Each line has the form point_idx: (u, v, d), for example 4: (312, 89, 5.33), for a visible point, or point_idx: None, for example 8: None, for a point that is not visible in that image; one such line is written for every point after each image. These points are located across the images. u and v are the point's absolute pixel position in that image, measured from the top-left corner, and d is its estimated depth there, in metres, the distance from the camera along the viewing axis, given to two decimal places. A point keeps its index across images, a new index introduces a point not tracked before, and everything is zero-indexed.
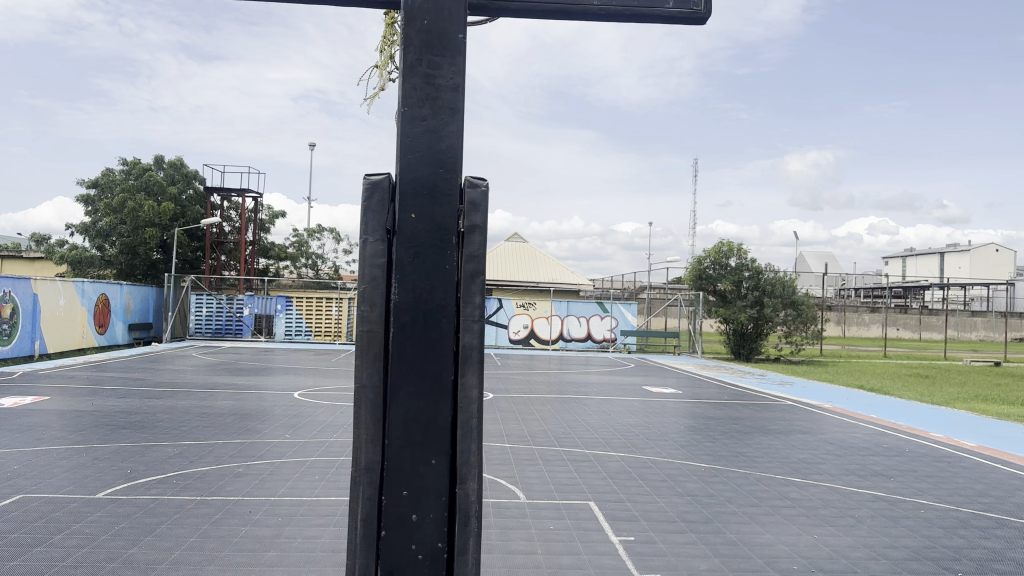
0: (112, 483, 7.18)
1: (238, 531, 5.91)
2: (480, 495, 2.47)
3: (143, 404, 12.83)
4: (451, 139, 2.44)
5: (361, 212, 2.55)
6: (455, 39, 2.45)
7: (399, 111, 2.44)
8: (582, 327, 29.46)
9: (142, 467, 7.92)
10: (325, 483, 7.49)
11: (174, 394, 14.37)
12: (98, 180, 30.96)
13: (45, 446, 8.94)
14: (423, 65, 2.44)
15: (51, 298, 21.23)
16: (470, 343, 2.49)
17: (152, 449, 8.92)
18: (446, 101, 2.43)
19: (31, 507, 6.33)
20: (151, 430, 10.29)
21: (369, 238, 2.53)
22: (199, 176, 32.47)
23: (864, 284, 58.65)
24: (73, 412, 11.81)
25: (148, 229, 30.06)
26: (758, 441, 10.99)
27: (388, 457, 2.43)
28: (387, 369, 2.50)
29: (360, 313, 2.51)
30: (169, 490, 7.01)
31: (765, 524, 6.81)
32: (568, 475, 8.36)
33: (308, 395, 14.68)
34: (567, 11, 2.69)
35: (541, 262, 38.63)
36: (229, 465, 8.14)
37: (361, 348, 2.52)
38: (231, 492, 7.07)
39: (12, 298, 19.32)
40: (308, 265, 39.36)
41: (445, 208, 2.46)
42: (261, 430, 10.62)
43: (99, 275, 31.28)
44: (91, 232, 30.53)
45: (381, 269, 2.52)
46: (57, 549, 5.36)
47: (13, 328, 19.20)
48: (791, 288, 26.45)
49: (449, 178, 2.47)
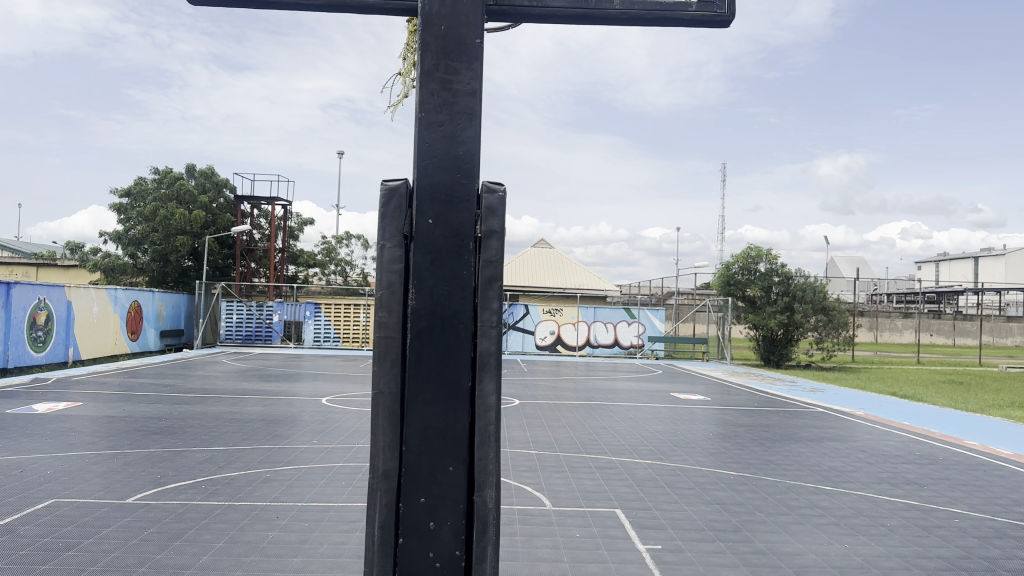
0: (143, 489, 7.27)
1: (265, 536, 5.96)
2: (499, 503, 2.44)
3: (174, 410, 13.00)
4: (469, 144, 2.43)
5: (378, 218, 2.54)
6: (472, 44, 2.45)
7: (417, 116, 2.44)
8: (609, 333, 29.37)
9: (172, 472, 8.02)
10: (351, 489, 7.52)
11: (204, 400, 14.54)
12: (131, 189, 31.63)
13: (78, 451, 9.09)
14: (440, 70, 2.45)
15: (86, 305, 21.64)
16: (487, 349, 2.47)
17: (181, 454, 9.01)
18: (463, 105, 2.43)
19: (62, 512, 6.43)
20: (181, 435, 10.42)
21: (386, 244, 2.52)
22: (229, 184, 33.00)
23: (898, 290, 57.76)
24: (105, 417, 11.99)
25: (179, 237, 30.52)
26: (788, 448, 10.86)
27: (406, 463, 2.43)
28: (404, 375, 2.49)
29: (378, 319, 2.50)
30: (197, 495, 7.09)
31: (795, 533, 6.70)
32: (594, 482, 8.31)
33: (335, 401, 14.80)
34: (588, 16, 2.68)
35: (570, 268, 38.52)
36: (257, 471, 8.22)
37: (378, 354, 2.52)
38: (259, 497, 7.13)
39: (47, 305, 19.74)
40: (337, 272, 39.74)
41: (463, 213, 2.46)
42: (288, 435, 10.69)
43: (131, 282, 31.85)
44: (124, 240, 31.33)
45: (398, 275, 2.51)
46: (88, 553, 5.45)
47: (47, 335, 19.65)
48: (822, 293, 26.13)
49: (466, 183, 2.46)
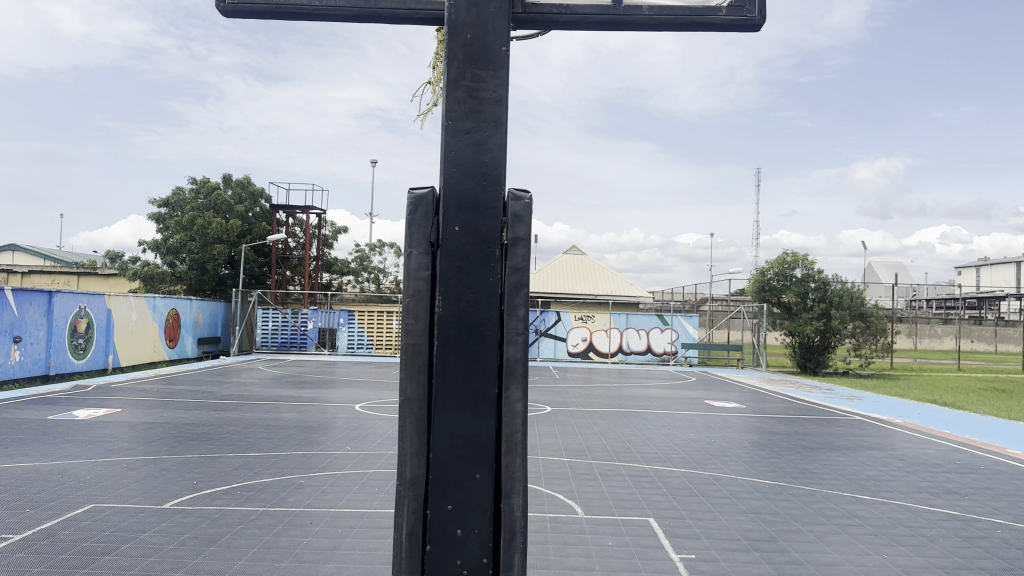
0: (180, 494, 7.39)
1: (298, 541, 6.02)
2: (526, 510, 2.43)
3: (211, 416, 13.18)
4: (495, 152, 2.44)
5: (405, 225, 2.56)
6: (498, 51, 2.46)
7: (443, 124, 2.46)
8: (642, 340, 29.19)
9: (209, 478, 8.13)
10: (384, 495, 7.56)
11: (240, 406, 14.74)
12: (169, 199, 32.21)
13: (117, 457, 9.27)
14: (466, 78, 2.46)
15: (125, 313, 22.09)
16: (514, 356, 2.46)
17: (217, 461, 9.12)
18: (490, 113, 2.44)
19: (102, 517, 6.56)
20: (217, 442, 10.57)
21: (413, 251, 2.54)
22: (265, 194, 33.48)
23: (937, 296, 56.57)
24: (144, 424, 12.21)
25: (216, 246, 31.03)
26: (825, 457, 10.66)
27: (434, 469, 2.44)
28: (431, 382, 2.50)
29: (405, 326, 2.52)
30: (233, 501, 7.18)
31: (831, 544, 6.57)
32: (627, 490, 8.25)
33: (368, 407, 14.90)
34: (616, 22, 2.68)
35: (601, 275, 38.33)
36: (291, 477, 8.29)
37: (406, 361, 2.54)
38: (293, 503, 7.20)
39: (87, 314, 20.19)
40: (370, 279, 40.07)
41: (489, 220, 2.46)
42: (322, 442, 10.77)
43: (169, 290, 32.44)
44: (162, 249, 31.84)
45: (425, 282, 2.53)
46: (125, 558, 5.54)
47: (87, 343, 20.09)
48: (859, 299, 25.69)
49: (493, 190, 2.46)
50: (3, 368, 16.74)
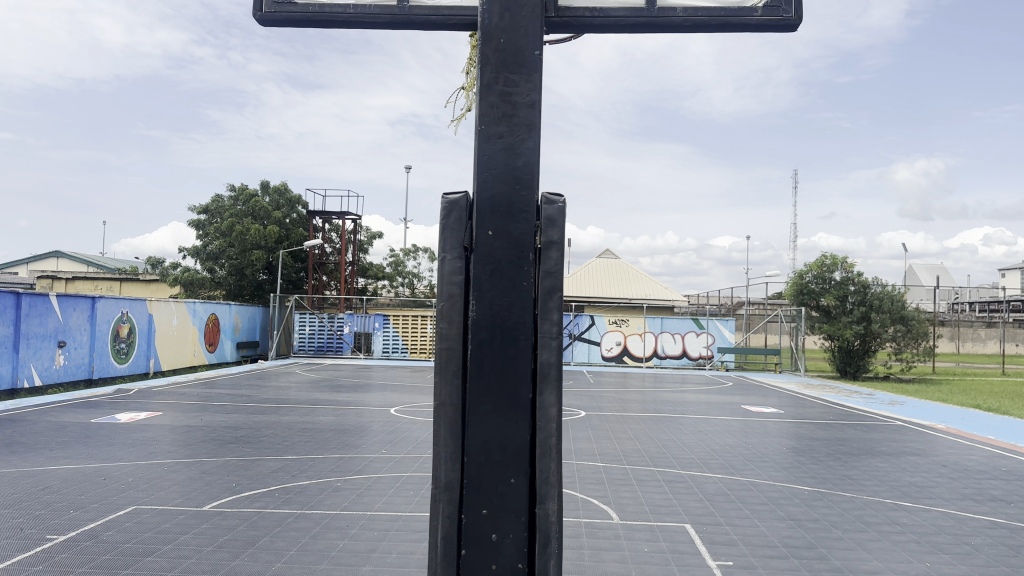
0: (219, 496, 7.50)
1: (335, 544, 6.07)
2: (561, 516, 2.42)
3: (249, 419, 13.39)
4: (528, 155, 2.45)
5: (439, 230, 2.57)
6: (531, 56, 2.46)
7: (477, 129, 2.46)
8: (677, 344, 28.96)
9: (247, 481, 8.25)
10: (419, 498, 7.60)
11: (278, 409, 14.94)
12: (209, 206, 32.81)
13: (158, 459, 9.45)
14: (499, 83, 2.46)
15: (166, 318, 22.54)
16: (548, 361, 2.46)
17: (256, 463, 9.25)
18: (523, 118, 2.44)
19: (143, 518, 6.69)
20: (256, 445, 10.73)
21: (447, 256, 2.55)
22: (301, 200, 33.93)
23: (981, 299, 55.19)
24: (184, 427, 12.44)
25: (254, 252, 31.53)
26: (865, 463, 10.46)
27: (469, 473, 2.44)
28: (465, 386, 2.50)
29: (439, 331, 2.53)
30: (271, 503, 7.28)
31: (872, 551, 6.44)
32: (663, 496, 8.17)
33: (403, 411, 15.00)
34: (650, 24, 2.66)
35: (636, 278, 38.12)
36: (328, 480, 8.38)
37: (441, 365, 2.54)
38: (329, 506, 7.27)
39: (129, 319, 20.64)
40: (404, 284, 40.36)
41: (522, 224, 2.46)
42: (358, 445, 10.87)
43: (209, 296, 33.03)
44: (202, 255, 32.45)
45: (459, 287, 2.53)
46: (166, 559, 5.64)
47: (129, 347, 20.54)
48: (900, 302, 25.20)
49: (526, 194, 2.46)
50: (48, 372, 17.19)
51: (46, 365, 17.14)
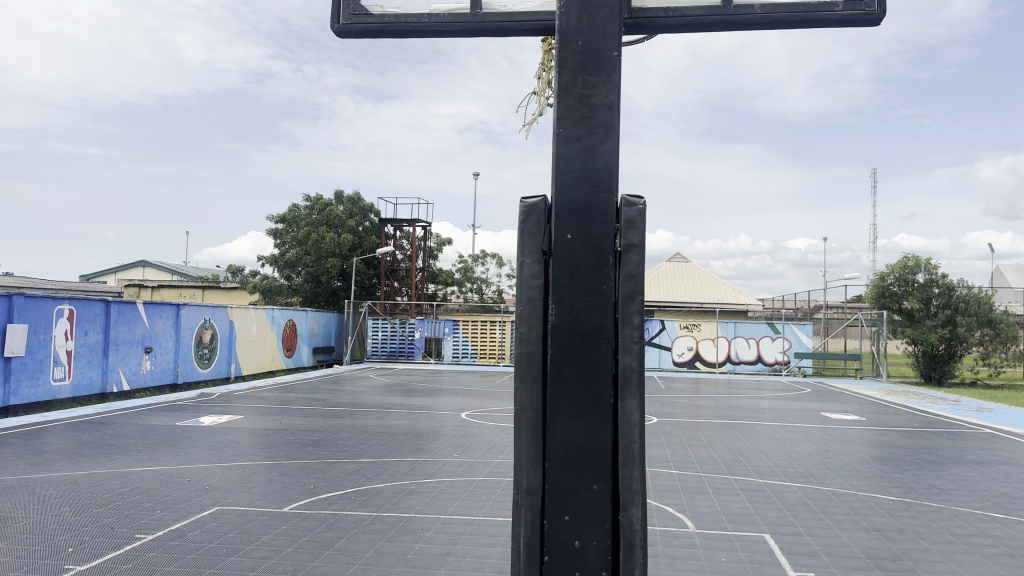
0: (298, 498, 7.71)
1: (410, 547, 6.14)
2: (645, 524, 2.39)
3: (325, 423, 13.71)
4: (608, 157, 2.42)
5: (518, 234, 2.57)
6: (609, 56, 2.44)
7: (555, 132, 2.46)
8: (751, 349, 28.25)
9: (324, 483, 8.44)
10: (491, 503, 7.62)
11: (353, 414, 15.25)
12: (286, 215, 33.84)
13: (240, 461, 9.77)
14: (577, 85, 2.45)
15: (247, 324, 23.33)
16: (629, 366, 2.43)
17: (332, 466, 9.46)
18: (601, 119, 2.42)
19: (227, 519, 6.91)
20: (332, 447, 10.98)
21: (526, 260, 2.55)
22: (374, 208, 34.63)
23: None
24: (264, 430, 12.83)
25: (329, 259, 32.33)
26: (954, 472, 9.97)
27: (550, 478, 2.43)
28: (546, 392, 2.49)
29: (518, 335, 2.53)
30: (348, 505, 7.43)
31: (964, 565, 6.13)
32: (740, 505, 7.98)
33: (474, 416, 15.10)
34: (724, 22, 2.61)
35: (709, 283, 37.40)
36: (402, 483, 8.49)
37: (520, 369, 2.54)
38: (404, 509, 7.37)
39: (212, 325, 21.44)
40: (473, 289, 40.71)
41: (602, 227, 2.44)
42: (430, 449, 10.98)
43: (286, 302, 34.04)
44: (280, 263, 33.48)
45: (538, 290, 2.52)
46: (247, 559, 5.81)
47: (212, 352, 21.35)
48: (988, 305, 24.03)
49: (604, 197, 2.44)
50: (136, 377, 18.01)
51: (134, 370, 17.96)
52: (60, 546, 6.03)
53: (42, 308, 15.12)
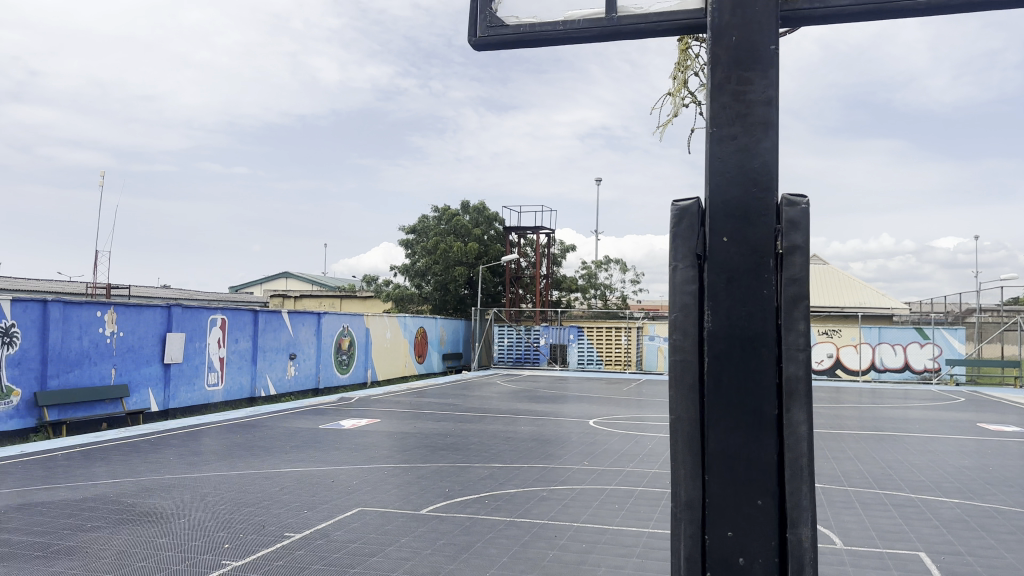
0: (434, 501, 7.91)
1: (545, 554, 6.16)
2: (816, 542, 2.29)
3: (456, 428, 14.02)
4: (766, 155, 2.33)
5: (670, 239, 2.53)
6: (765, 50, 2.36)
7: (708, 132, 2.40)
8: (898, 356, 26.57)
9: (458, 487, 8.62)
10: (624, 512, 7.52)
11: (483, 419, 15.50)
12: (416, 226, 34.97)
13: (378, 464, 10.14)
14: (731, 82, 2.38)
15: (381, 331, 24.25)
16: (794, 374, 2.33)
17: (465, 471, 9.64)
18: (758, 116, 2.34)
19: (369, 519, 7.19)
20: (464, 452, 11.20)
21: (679, 266, 2.51)
22: (499, 217, 35.17)
23: None
24: (399, 434, 13.26)
25: (457, 268, 33.12)
26: None
27: (711, 493, 2.37)
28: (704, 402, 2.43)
29: (673, 343, 2.48)
30: (482, 510, 7.55)
31: None
32: (891, 522, 7.48)
33: (602, 423, 14.98)
34: (878, 9, 2.45)
35: (848, 288, 35.43)
36: (534, 489, 8.54)
37: (675, 379, 2.49)
38: (537, 515, 7.41)
39: (349, 332, 22.42)
40: (598, 296, 40.49)
41: (761, 229, 2.36)
42: (560, 456, 10.99)
43: (417, 310, 35.15)
44: (410, 273, 34.64)
45: (692, 296, 2.47)
46: (388, 560, 6.02)
47: (350, 358, 22.34)
48: None
49: (763, 196, 2.35)
50: (282, 382, 19.11)
51: (280, 376, 19.07)
52: (219, 542, 6.48)
53: (198, 318, 16.35)
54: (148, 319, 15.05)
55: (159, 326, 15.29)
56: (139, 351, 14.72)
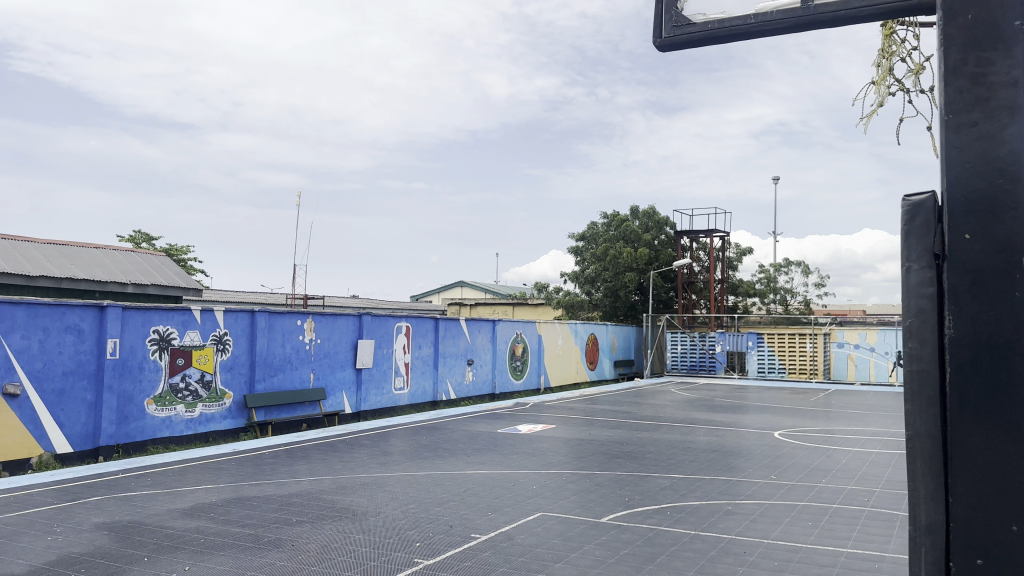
0: (615, 509, 7.86)
1: (734, 570, 5.91)
2: None
3: (631, 436, 13.86)
4: (1015, 143, 1.97)
5: (900, 237, 2.19)
6: (1010, 28, 2.02)
7: (942, 121, 2.07)
8: None
9: (639, 496, 8.51)
10: (818, 530, 7.07)
11: (658, 427, 15.20)
12: (585, 233, 35.06)
13: (556, 469, 10.23)
14: (969, 65, 2.05)
15: (553, 338, 24.51)
16: None
17: (644, 480, 9.50)
18: (1002, 101, 2.00)
19: (551, 525, 7.27)
20: (641, 460, 11.05)
21: (912, 266, 2.15)
22: (670, 221, 34.47)
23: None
24: (574, 440, 13.31)
25: (627, 274, 32.83)
26: None
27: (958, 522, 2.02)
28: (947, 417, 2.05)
29: (907, 351, 2.12)
30: (664, 521, 7.40)
31: None
32: None
33: (786, 434, 14.21)
34: None
35: None
36: (718, 502, 8.24)
37: (911, 391, 2.13)
38: (723, 529, 7.14)
39: (523, 339, 22.85)
40: (776, 300, 38.58)
41: (1013, 223, 1.97)
42: (742, 468, 10.54)
43: (588, 317, 35.23)
44: (580, 279, 34.79)
45: (931, 300, 2.10)
46: (572, 566, 6.05)
47: (524, 364, 22.80)
48: None
49: (1014, 188, 1.97)
50: (461, 387, 19.84)
51: (459, 381, 19.80)
52: (410, 541, 6.81)
53: (384, 326, 17.34)
54: (341, 326, 16.18)
55: (350, 334, 16.39)
56: (333, 357, 15.86)
